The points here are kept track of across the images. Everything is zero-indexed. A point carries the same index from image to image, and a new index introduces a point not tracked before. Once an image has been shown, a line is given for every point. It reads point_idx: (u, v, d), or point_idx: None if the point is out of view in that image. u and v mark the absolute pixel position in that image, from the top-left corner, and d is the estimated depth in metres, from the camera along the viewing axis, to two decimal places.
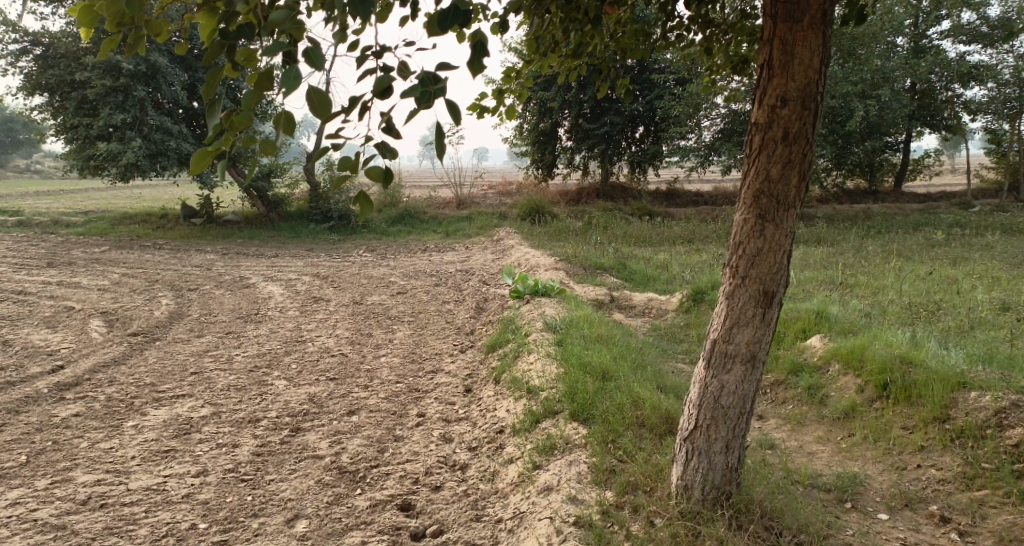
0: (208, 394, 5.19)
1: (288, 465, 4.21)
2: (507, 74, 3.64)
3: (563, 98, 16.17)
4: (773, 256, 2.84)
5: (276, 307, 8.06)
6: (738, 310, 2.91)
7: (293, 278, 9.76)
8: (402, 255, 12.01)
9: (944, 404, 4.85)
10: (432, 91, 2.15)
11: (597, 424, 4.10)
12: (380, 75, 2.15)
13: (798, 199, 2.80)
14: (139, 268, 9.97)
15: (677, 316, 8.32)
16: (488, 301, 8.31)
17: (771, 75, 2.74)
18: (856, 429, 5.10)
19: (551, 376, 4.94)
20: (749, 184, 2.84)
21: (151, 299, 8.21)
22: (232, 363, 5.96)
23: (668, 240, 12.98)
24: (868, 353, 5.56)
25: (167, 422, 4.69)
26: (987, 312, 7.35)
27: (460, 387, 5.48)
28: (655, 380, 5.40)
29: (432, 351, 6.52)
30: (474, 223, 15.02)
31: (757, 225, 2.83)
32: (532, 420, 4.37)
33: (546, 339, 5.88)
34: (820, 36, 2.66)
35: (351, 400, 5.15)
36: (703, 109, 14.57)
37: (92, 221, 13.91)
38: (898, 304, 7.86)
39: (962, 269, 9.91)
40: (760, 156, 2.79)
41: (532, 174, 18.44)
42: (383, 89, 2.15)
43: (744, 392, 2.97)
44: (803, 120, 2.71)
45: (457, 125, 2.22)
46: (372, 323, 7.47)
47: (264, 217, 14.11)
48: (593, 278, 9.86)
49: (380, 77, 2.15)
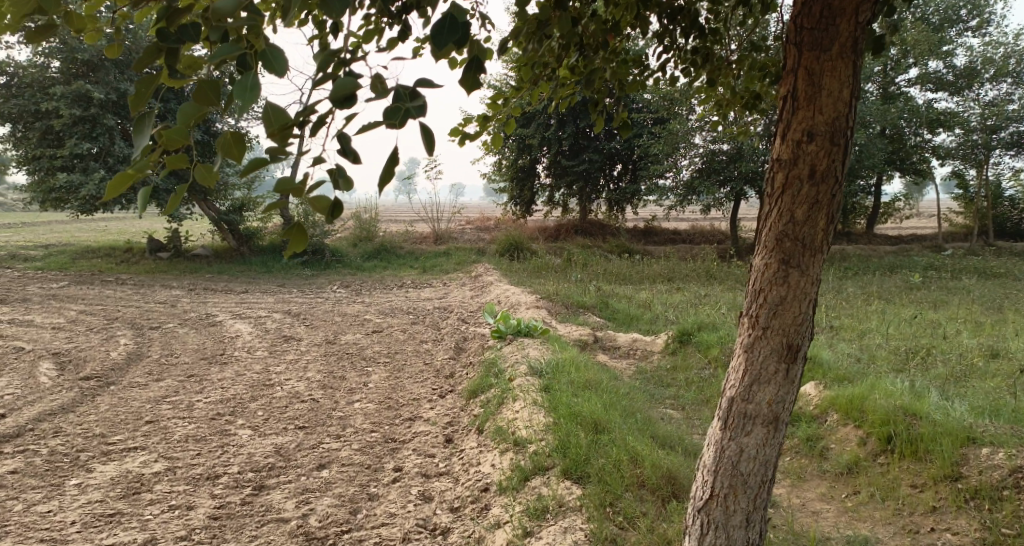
0: (163, 446, 4.77)
1: (248, 531, 3.80)
2: (494, 99, 3.33)
3: (543, 135, 16.00)
4: (796, 307, 2.53)
5: (243, 347, 7.64)
6: (759, 365, 2.60)
7: (263, 315, 9.35)
8: (378, 291, 11.64)
9: (955, 461, 4.57)
10: (410, 106, 1.82)
11: (593, 484, 3.77)
12: (343, 79, 1.82)
13: (825, 244, 2.49)
14: (98, 305, 9.50)
15: (663, 358, 8.03)
16: (468, 341, 7.96)
17: (796, 106, 2.44)
18: (860, 487, 4.79)
19: (540, 427, 4.58)
20: (771, 226, 2.53)
21: (107, 339, 7.74)
22: (192, 410, 5.53)
23: (649, 278, 12.76)
24: (868, 403, 5.28)
25: (114, 480, 4.26)
26: (978, 358, 7.14)
27: (440, 437, 5.11)
28: (647, 430, 5.07)
29: (409, 396, 6.13)
30: (452, 259, 14.70)
31: (780, 271, 2.52)
32: (520, 478, 4.02)
33: (531, 384, 5.53)
34: (851, 66, 2.37)
35: (322, 453, 4.76)
36: (681, 148, 14.46)
37: (51, 254, 13.37)
38: (887, 349, 7.63)
39: (944, 312, 9.76)
40: (784, 196, 2.49)
41: (509, 210, 18.21)
42: (345, 96, 1.82)
43: (766, 457, 2.65)
44: (832, 157, 2.42)
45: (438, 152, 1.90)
46: (345, 365, 7.08)
47: (234, 251, 13.66)
48: (575, 317, 9.55)
49: (342, 83, 1.83)
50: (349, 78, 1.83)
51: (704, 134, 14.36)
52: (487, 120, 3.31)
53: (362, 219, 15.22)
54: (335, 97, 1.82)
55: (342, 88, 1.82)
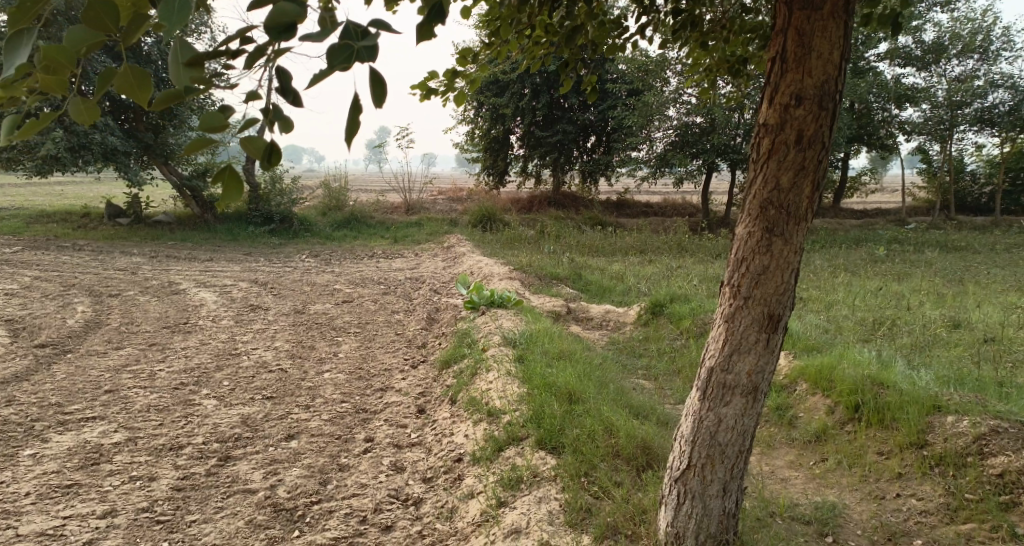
0: (123, 416, 4.66)
1: (213, 502, 3.72)
2: (464, 54, 3.19)
3: (516, 105, 15.83)
4: (778, 277, 2.49)
5: (208, 316, 7.49)
6: (739, 335, 2.56)
7: (229, 284, 9.17)
8: (348, 261, 11.48)
9: (920, 428, 4.54)
10: (361, 46, 1.64)
11: (567, 455, 3.73)
12: (286, 5, 1.65)
13: (810, 212, 2.45)
14: (55, 271, 9.23)
15: (635, 329, 8.03)
16: (440, 312, 7.89)
17: (784, 69, 2.38)
18: (828, 455, 4.77)
19: (513, 398, 4.54)
20: (756, 193, 2.48)
21: (66, 307, 7.55)
22: (154, 379, 5.41)
23: (620, 250, 12.75)
24: (836, 372, 5.28)
25: (72, 450, 4.14)
26: (941, 328, 7.21)
27: (412, 408, 5.05)
28: (620, 400, 5.06)
29: (380, 366, 6.06)
30: (423, 229, 14.56)
31: (764, 239, 2.48)
32: (493, 449, 3.98)
33: (505, 354, 5.49)
34: (842, 27, 2.31)
35: (290, 423, 4.70)
36: (653, 120, 14.38)
37: (6, 220, 12.97)
38: (853, 320, 7.68)
39: (908, 285, 9.86)
40: (769, 161, 2.44)
41: (482, 180, 18.05)
42: (283, 25, 1.65)
43: (744, 428, 2.62)
44: (820, 122, 2.36)
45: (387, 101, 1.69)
46: (314, 335, 6.98)
47: (199, 218, 13.39)
48: (548, 288, 9.51)
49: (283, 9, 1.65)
50: (292, 6, 1.66)
51: (678, 105, 14.29)
52: (454, 76, 3.15)
53: (332, 188, 14.99)
54: (270, 23, 1.65)
55: (281, 15, 1.65)
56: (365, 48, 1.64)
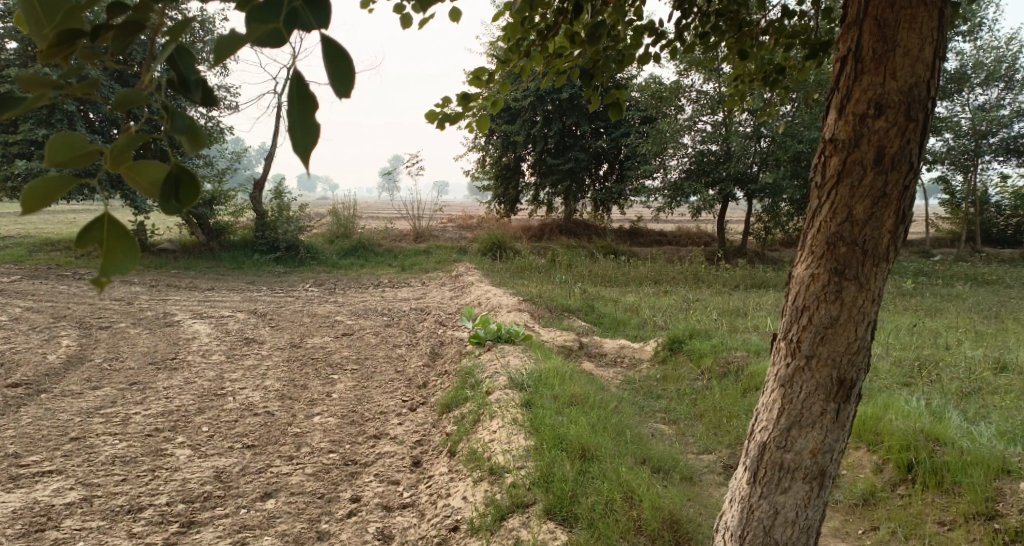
0: (83, 470, 4.22)
1: None
2: (476, 74, 2.60)
3: (528, 132, 15.40)
4: (848, 334, 1.96)
5: (199, 351, 7.01)
6: (800, 405, 2.03)
7: (226, 316, 8.69)
8: (352, 290, 11.02)
9: (987, 496, 3.96)
10: (299, 6, 1.21)
11: (581, 530, 3.22)
12: None
13: (892, 252, 1.92)
14: (49, 302, 8.81)
15: (653, 367, 7.47)
16: (444, 348, 7.37)
17: (859, 70, 1.87)
18: (879, 523, 4.11)
19: (518, 453, 4.01)
20: (820, 227, 1.97)
21: (50, 340, 7.09)
22: (127, 425, 4.93)
23: (635, 280, 12.21)
24: (882, 425, 4.73)
25: (17, 513, 3.74)
26: (986, 370, 6.62)
27: (406, 460, 4.52)
28: (638, 453, 4.53)
29: (376, 409, 5.52)
30: (432, 257, 14.07)
31: (831, 284, 1.95)
32: (493, 517, 3.46)
33: (510, 399, 4.94)
34: (937, 16, 1.80)
35: (269, 478, 4.21)
36: (669, 147, 13.88)
37: (7, 248, 12.61)
38: (888, 361, 7.10)
39: (943, 321, 9.26)
40: (839, 186, 1.92)
41: (493, 208, 17.60)
42: None
43: (808, 523, 2.09)
44: (907, 136, 1.84)
45: (348, 92, 1.19)
46: (309, 372, 6.47)
47: (203, 246, 12.98)
48: (559, 321, 8.98)
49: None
50: None
51: (693, 132, 13.83)
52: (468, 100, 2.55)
53: (340, 215, 14.57)
54: None
55: None
56: (306, 7, 1.22)
